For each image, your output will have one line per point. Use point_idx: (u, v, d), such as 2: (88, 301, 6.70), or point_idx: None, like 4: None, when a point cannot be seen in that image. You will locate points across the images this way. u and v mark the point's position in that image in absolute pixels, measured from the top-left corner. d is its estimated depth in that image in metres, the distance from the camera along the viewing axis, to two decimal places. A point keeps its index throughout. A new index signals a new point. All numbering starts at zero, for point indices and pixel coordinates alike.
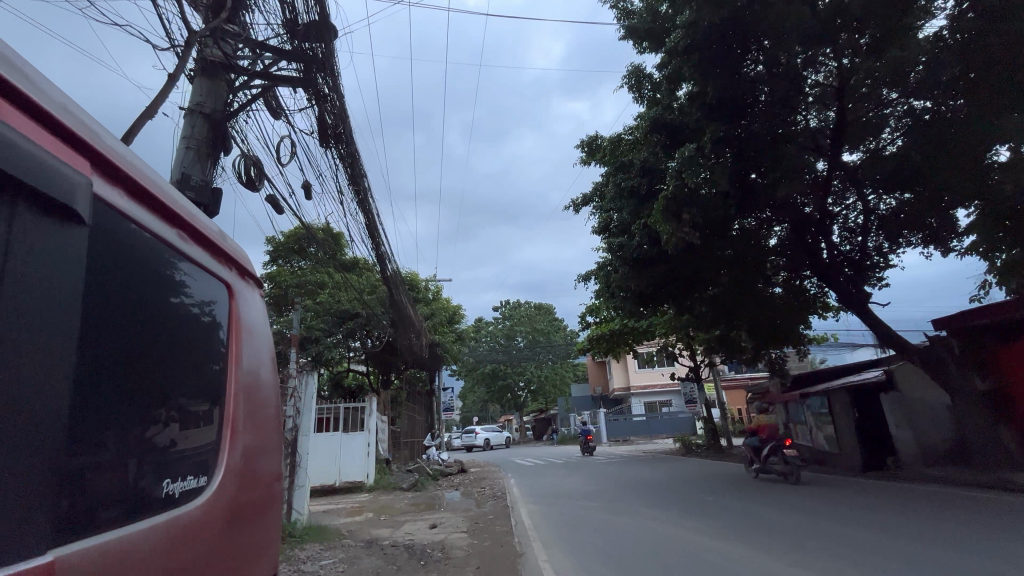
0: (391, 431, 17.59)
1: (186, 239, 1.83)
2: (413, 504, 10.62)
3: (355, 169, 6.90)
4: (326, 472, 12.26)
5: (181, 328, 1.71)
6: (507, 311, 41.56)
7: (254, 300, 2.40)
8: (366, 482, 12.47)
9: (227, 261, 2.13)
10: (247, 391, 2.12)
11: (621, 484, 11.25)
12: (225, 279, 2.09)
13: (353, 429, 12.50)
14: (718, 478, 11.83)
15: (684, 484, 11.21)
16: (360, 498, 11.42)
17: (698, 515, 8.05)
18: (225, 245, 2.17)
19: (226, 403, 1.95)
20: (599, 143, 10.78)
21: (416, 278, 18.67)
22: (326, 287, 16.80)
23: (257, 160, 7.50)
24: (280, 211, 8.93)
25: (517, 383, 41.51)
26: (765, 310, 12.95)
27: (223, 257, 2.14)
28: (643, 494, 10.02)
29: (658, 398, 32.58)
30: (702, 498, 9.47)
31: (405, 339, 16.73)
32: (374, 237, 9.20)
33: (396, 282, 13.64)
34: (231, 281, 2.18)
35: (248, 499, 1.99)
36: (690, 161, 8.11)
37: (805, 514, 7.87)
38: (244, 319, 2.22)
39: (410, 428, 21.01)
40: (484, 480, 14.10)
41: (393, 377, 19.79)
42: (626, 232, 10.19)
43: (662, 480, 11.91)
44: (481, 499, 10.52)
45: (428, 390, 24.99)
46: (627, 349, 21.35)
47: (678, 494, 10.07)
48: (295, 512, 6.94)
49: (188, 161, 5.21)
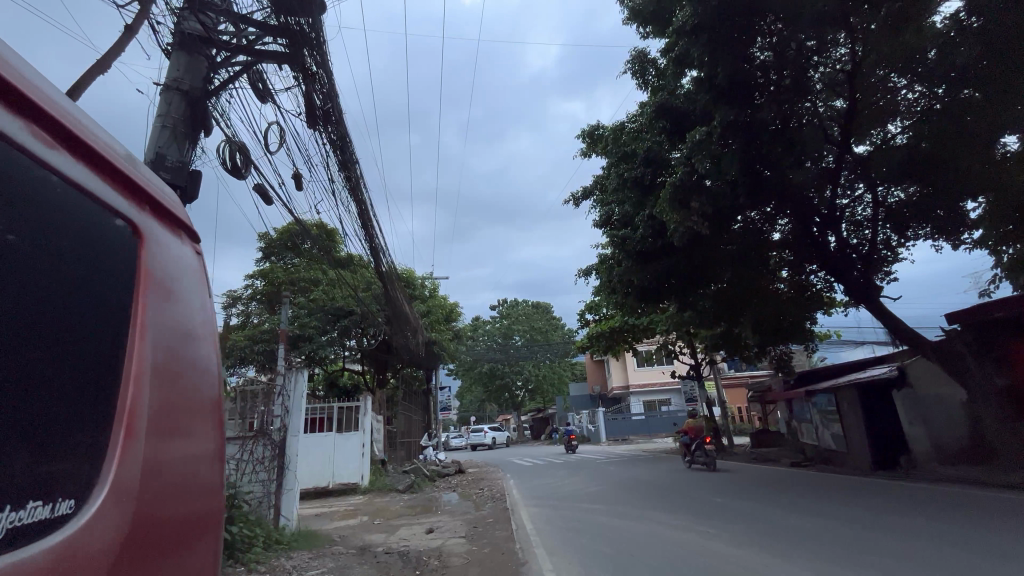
0: (387, 431, 17.22)
1: (48, 140, 1.13)
2: (410, 507, 10.25)
3: (347, 155, 6.53)
4: (320, 474, 11.88)
5: (14, 268, 1.01)
6: (505, 310, 41.24)
7: (178, 245, 1.66)
8: (361, 484, 12.09)
9: (130, 189, 1.43)
10: (170, 372, 1.42)
11: (624, 485, 10.91)
12: (127, 215, 1.39)
13: (347, 429, 12.15)
14: (724, 478, 11.51)
15: (689, 485, 10.88)
16: (354, 501, 11.04)
17: (707, 518, 7.73)
18: (130, 168, 1.47)
19: (125, 390, 1.24)
20: (600, 133, 10.45)
21: (412, 275, 18.30)
22: (320, 284, 16.42)
23: (243, 146, 7.12)
24: (269, 202, 8.55)
25: (514, 382, 41.16)
26: (770, 305, 12.64)
27: (126, 181, 1.43)
28: (648, 495, 9.70)
29: (658, 396, 32.28)
30: (709, 500, 9.16)
31: (401, 337, 16.35)
32: (368, 229, 8.83)
33: (391, 279, 13.26)
34: (135, 214, 1.44)
35: (159, 539, 1.27)
36: (700, 145, 7.83)
37: (821, 517, 7.51)
38: (159, 268, 1.48)
39: (407, 428, 20.62)
40: (482, 481, 13.73)
41: (389, 376, 19.45)
42: (629, 224, 9.86)
43: (666, 480, 11.57)
44: (480, 501, 10.15)
45: (425, 389, 24.65)
46: (627, 347, 21.04)
47: (684, 495, 9.74)
48: (283, 518, 6.52)
49: (164, 140, 4.83)
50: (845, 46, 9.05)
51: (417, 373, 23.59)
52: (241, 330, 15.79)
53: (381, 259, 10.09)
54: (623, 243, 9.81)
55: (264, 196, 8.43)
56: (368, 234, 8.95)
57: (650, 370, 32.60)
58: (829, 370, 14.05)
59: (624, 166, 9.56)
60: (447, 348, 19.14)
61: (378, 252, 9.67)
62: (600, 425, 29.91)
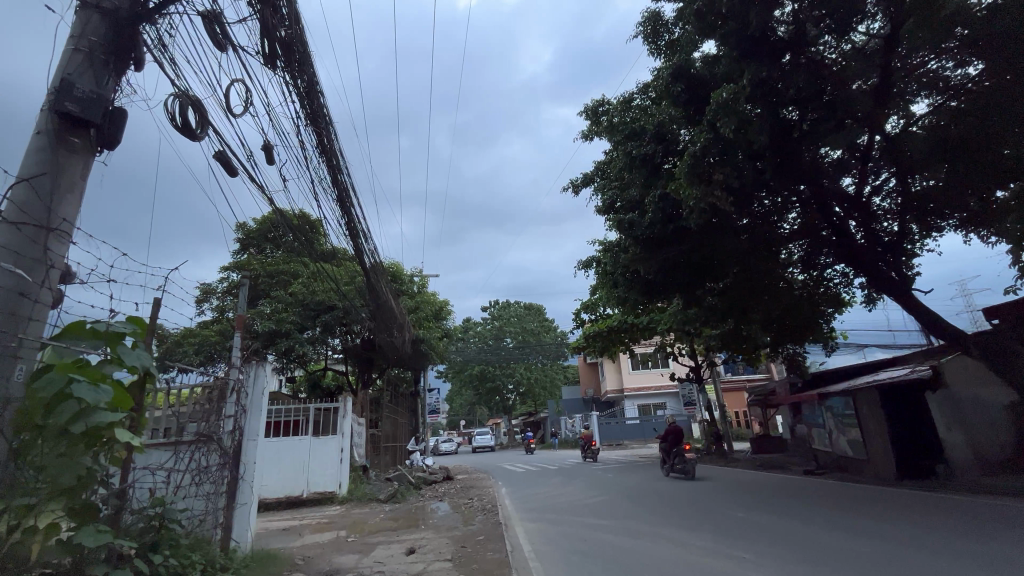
0: (370, 435, 16.11)
1: None
2: (391, 520, 9.19)
3: (316, 109, 5.56)
4: (294, 481, 10.82)
5: None
6: (495, 311, 40.35)
7: None
8: (338, 493, 11.02)
9: None
10: None
11: (629, 495, 9.97)
12: None
13: (325, 433, 11.19)
14: (736, 488, 10.61)
15: (700, 496, 9.98)
16: (330, 512, 9.96)
17: (727, 536, 6.84)
18: None
19: None
20: (606, 110, 9.57)
21: (399, 269, 17.28)
22: (300, 277, 15.34)
23: (200, 104, 6.15)
24: (235, 174, 7.55)
25: (506, 385, 40.12)
26: (782, 302, 11.86)
27: None
28: (657, 508, 8.80)
29: (653, 400, 31.37)
30: (726, 515, 8.26)
31: (386, 333, 15.29)
32: (347, 207, 7.83)
33: (375, 271, 12.24)
34: None
35: None
36: (725, 107, 6.85)
37: (857, 537, 6.62)
38: None
39: (393, 432, 19.50)
40: (471, 489, 12.69)
41: (374, 377, 18.33)
42: (636, 209, 8.98)
43: (673, 491, 10.64)
44: (469, 514, 9.13)
45: (412, 392, 23.54)
46: (624, 347, 20.16)
47: (697, 508, 8.83)
48: (234, 540, 5.54)
49: (75, 66, 3.85)
50: (875, 15, 8.25)
51: (405, 373, 22.48)
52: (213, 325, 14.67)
53: (364, 244, 9.10)
54: (629, 229, 8.92)
55: (229, 167, 7.44)
56: (346, 212, 7.94)
57: (646, 372, 31.68)
58: (842, 372, 13.24)
59: (632, 143, 8.70)
60: (436, 347, 18.07)
61: (360, 235, 8.66)
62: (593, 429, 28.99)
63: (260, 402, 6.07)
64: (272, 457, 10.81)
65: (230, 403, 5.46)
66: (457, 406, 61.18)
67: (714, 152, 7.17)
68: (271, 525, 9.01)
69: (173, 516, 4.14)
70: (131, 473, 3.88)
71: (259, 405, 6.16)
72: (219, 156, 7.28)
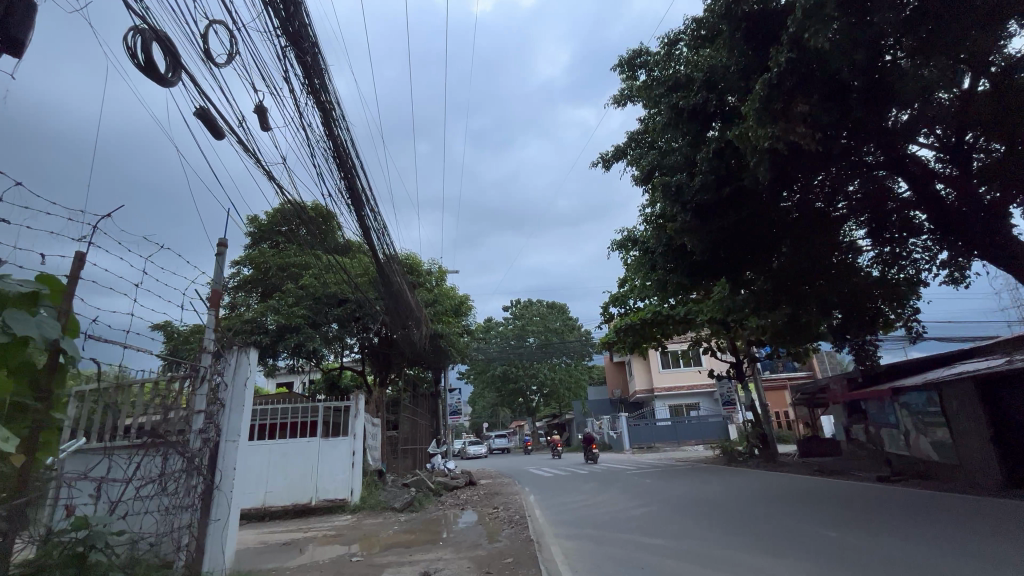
0: (387, 438, 15.13)
1: None
2: (406, 533, 8.11)
3: (297, 29, 4.56)
4: (301, 489, 9.83)
5: None
6: (518, 310, 39.18)
7: None
8: (350, 501, 9.99)
9: None
10: None
11: (680, 507, 8.65)
12: None
13: (335, 435, 10.24)
14: (804, 500, 9.17)
15: (763, 509, 8.59)
16: (339, 523, 8.90)
17: (821, 565, 5.46)
18: None
19: None
20: (644, 62, 8.36)
21: (416, 260, 16.28)
22: (311, 269, 14.46)
23: (168, 40, 5.14)
24: (221, 136, 6.58)
25: (529, 386, 38.89)
26: (846, 283, 10.43)
27: None
28: (718, 524, 7.46)
29: (685, 400, 29.69)
30: (806, 534, 6.87)
31: (402, 328, 14.28)
32: (345, 166, 6.81)
33: (383, 260, 11.27)
34: None
35: None
36: (802, 28, 5.57)
37: (987, 565, 5.22)
38: None
39: (412, 434, 18.49)
40: (496, 497, 11.54)
41: (391, 376, 17.34)
42: (684, 171, 7.75)
43: (729, 500, 9.28)
44: (495, 528, 7.94)
45: (431, 392, 22.52)
46: (656, 343, 18.75)
47: (768, 525, 7.46)
48: (207, 567, 4.49)
49: None
50: None
51: (424, 373, 21.47)
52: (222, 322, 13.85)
53: (371, 217, 8.09)
54: (674, 195, 7.69)
55: (213, 128, 6.47)
56: (346, 172, 6.95)
57: (677, 371, 30.00)
58: (915, 365, 11.64)
59: (677, 94, 7.50)
60: (456, 343, 16.98)
61: (365, 205, 7.65)
62: (622, 431, 27.49)
63: (239, 398, 5.01)
64: (277, 462, 9.85)
65: (200, 396, 4.53)
66: (480, 408, 60.09)
67: (789, 90, 5.89)
68: (272, 539, 7.99)
69: (103, 543, 3.09)
70: (39, 487, 2.84)
71: (241, 399, 5.07)
72: (199, 114, 6.30)
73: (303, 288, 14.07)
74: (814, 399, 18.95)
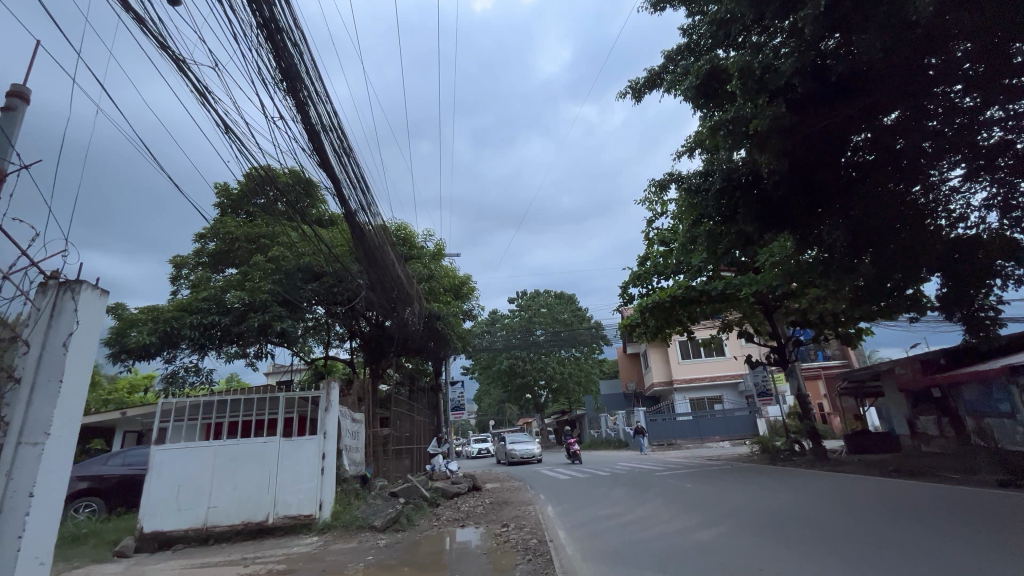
0: (377, 436, 12.96)
1: None
2: (383, 565, 5.94)
3: None
4: (253, 503, 7.64)
5: None
6: (524, 301, 36.84)
7: None
8: (317, 519, 7.76)
9: None
10: None
11: (758, 528, 6.34)
12: None
13: (300, 434, 8.06)
14: (919, 515, 6.84)
15: (874, 528, 6.28)
16: (296, 551, 6.70)
17: None
18: None
19: None
20: None
21: (409, 231, 14.11)
22: (283, 239, 12.22)
23: None
24: None
25: (537, 381, 36.37)
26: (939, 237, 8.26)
27: None
28: (834, 559, 5.14)
29: (707, 392, 27.49)
30: (978, 574, 4.55)
31: (392, 305, 12.11)
32: (276, 39, 4.70)
33: (358, 223, 9.16)
34: None
35: None
36: None
37: None
38: None
39: (408, 432, 16.24)
40: (504, 509, 9.32)
41: (382, 365, 15.17)
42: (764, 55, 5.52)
43: (812, 515, 7.02)
44: (504, 562, 5.71)
45: (431, 385, 20.38)
46: (684, 327, 16.44)
47: (905, 557, 5.15)
48: None
49: None
50: None
51: (422, 364, 19.11)
52: (177, 301, 11.63)
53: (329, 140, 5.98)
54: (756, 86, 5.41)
55: None
56: (274, 42, 4.78)
57: (698, 361, 27.65)
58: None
59: None
60: (457, 325, 14.77)
61: (314, 115, 5.55)
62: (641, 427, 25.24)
63: (56, 369, 2.88)
64: (224, 469, 7.70)
65: None
66: (485, 403, 57.73)
67: None
68: None
69: None
70: None
71: (61, 369, 2.93)
72: None
73: (272, 259, 11.79)
74: (864, 388, 16.65)
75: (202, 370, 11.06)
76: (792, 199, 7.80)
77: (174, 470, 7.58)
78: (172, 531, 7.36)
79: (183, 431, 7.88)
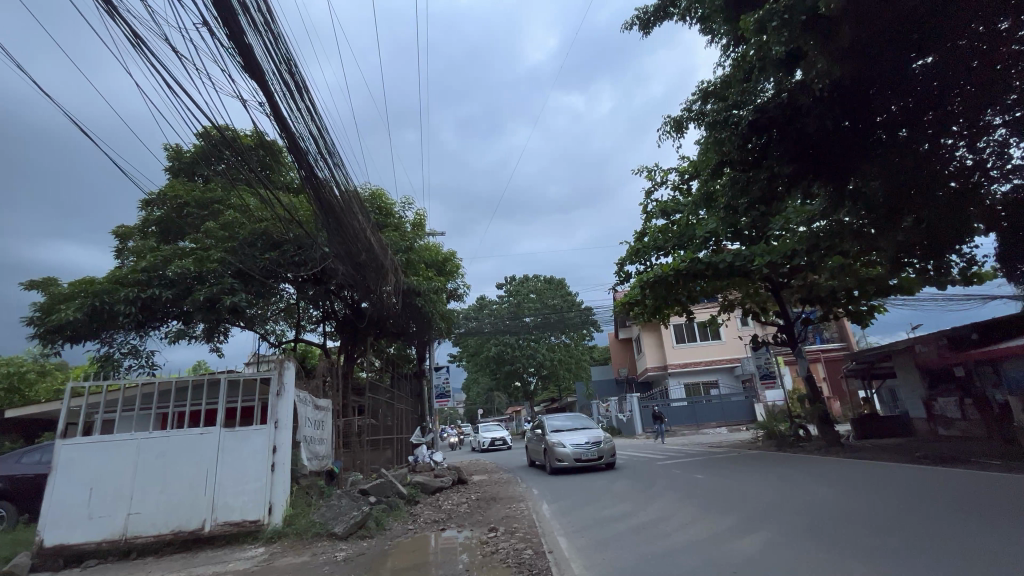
0: (349, 426, 11.62)
1: None
2: None
3: None
4: (185, 508, 6.29)
5: None
6: (512, 287, 35.59)
7: None
8: (266, 526, 6.42)
9: None
10: None
11: (804, 529, 5.17)
12: None
13: (247, 424, 6.71)
14: (988, 508, 5.72)
15: (946, 526, 5.12)
16: (230, 569, 5.34)
17: None
18: None
19: None
20: None
21: (385, 200, 12.71)
22: (238, 203, 10.73)
23: None
24: None
25: (526, 368, 35.10)
26: (993, 191, 7.14)
27: None
28: (916, 570, 4.00)
29: (701, 377, 26.60)
30: None
31: (363, 279, 10.72)
32: None
33: (324, 190, 7.77)
34: None
35: None
36: None
37: None
38: None
39: (387, 421, 14.92)
40: (491, 507, 8.07)
41: (356, 347, 13.79)
42: None
43: (859, 511, 5.89)
44: None
45: (415, 372, 19.05)
46: (684, 305, 15.28)
47: (1004, 565, 4.02)
48: None
49: None
50: None
51: (403, 349, 17.68)
52: (113, 273, 10.10)
53: (263, 47, 4.62)
54: None
55: None
56: None
57: (693, 345, 26.68)
58: None
59: None
60: (439, 303, 13.40)
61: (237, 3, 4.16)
62: (635, 414, 24.20)
63: None
64: (151, 467, 6.33)
65: None
66: (472, 393, 56.47)
67: None
68: None
69: None
70: None
71: None
72: None
73: (224, 227, 10.34)
74: (874, 369, 15.66)
75: (142, 354, 9.73)
76: (832, 139, 6.60)
77: (88, 469, 6.21)
78: (82, 544, 6.01)
79: (101, 427, 6.55)
